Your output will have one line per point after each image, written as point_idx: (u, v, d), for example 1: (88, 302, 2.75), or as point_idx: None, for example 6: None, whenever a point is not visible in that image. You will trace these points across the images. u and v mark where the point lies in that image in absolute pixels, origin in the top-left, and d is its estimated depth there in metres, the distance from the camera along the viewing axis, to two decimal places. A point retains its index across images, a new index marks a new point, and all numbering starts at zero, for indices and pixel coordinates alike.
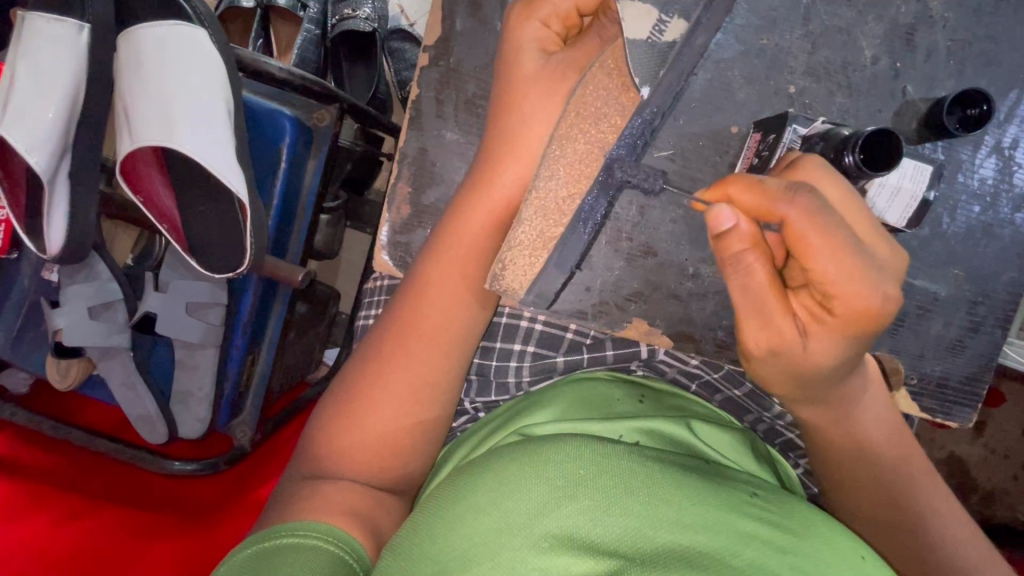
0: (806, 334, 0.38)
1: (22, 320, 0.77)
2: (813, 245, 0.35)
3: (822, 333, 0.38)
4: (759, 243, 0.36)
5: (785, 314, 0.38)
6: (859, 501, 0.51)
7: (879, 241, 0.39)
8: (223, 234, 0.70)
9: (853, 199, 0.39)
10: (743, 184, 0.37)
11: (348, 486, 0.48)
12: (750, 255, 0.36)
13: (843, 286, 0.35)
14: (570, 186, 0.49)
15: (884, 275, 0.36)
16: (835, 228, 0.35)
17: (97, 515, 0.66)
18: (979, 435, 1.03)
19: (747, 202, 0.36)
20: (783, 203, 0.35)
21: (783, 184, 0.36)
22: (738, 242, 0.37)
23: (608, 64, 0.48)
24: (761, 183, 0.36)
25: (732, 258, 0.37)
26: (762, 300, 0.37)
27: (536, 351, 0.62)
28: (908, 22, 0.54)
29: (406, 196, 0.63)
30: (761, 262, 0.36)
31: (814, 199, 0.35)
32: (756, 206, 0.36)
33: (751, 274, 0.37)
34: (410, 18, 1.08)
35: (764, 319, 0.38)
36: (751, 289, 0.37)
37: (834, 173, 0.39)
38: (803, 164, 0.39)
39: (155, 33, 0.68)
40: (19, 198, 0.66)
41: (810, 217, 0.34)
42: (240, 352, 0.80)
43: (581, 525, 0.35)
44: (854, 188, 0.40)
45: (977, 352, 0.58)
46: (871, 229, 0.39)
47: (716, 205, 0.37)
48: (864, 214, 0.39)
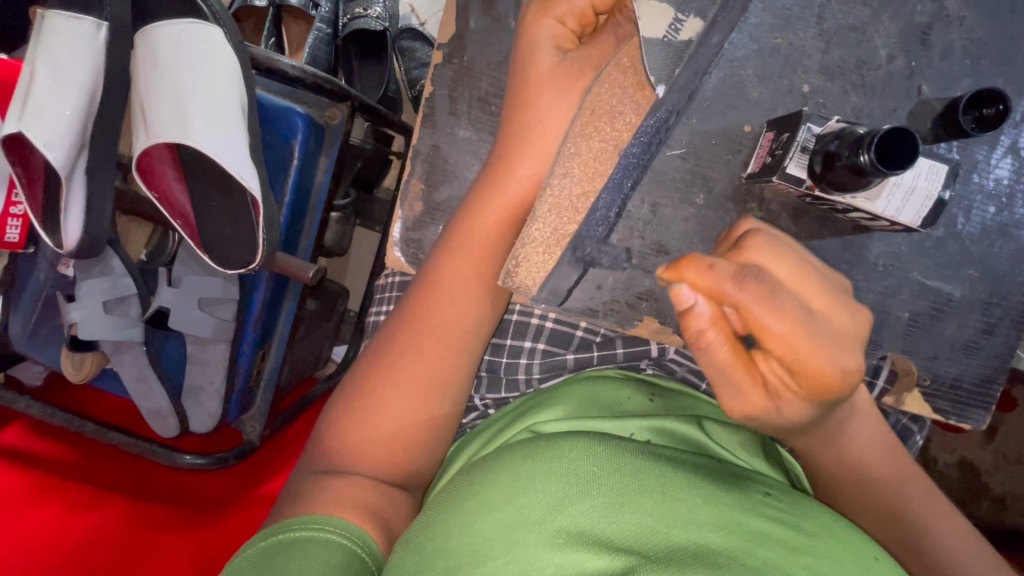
0: (779, 399, 0.37)
1: (38, 315, 0.78)
2: (773, 328, 0.33)
3: (792, 401, 0.36)
4: (720, 321, 0.35)
5: (753, 381, 0.36)
6: (869, 503, 0.50)
7: (835, 309, 0.36)
8: (235, 230, 0.70)
9: (805, 268, 0.36)
10: (697, 267, 0.33)
11: (361, 480, 0.49)
12: (710, 334, 0.35)
13: (807, 362, 0.34)
14: (586, 183, 0.50)
15: (846, 346, 0.35)
16: (790, 304, 0.34)
17: (113, 505, 0.67)
18: (990, 439, 1.02)
19: (700, 284, 0.33)
20: (741, 287, 0.33)
21: (734, 265, 0.33)
22: (698, 324, 0.35)
23: (623, 61, 0.49)
24: (710, 266, 0.33)
25: (696, 336, 0.36)
26: (727, 369, 0.36)
27: (547, 349, 0.62)
28: (924, 21, 0.54)
29: (418, 193, 0.63)
30: (723, 340, 0.35)
31: (766, 245, 0.36)
32: (715, 287, 0.33)
33: (712, 350, 0.36)
34: (421, 17, 1.08)
35: (732, 386, 0.37)
36: (716, 360, 0.36)
37: (779, 247, 0.36)
38: (749, 244, 0.36)
39: (171, 31, 0.69)
40: (36, 192, 0.67)
41: (762, 297, 0.33)
42: (252, 347, 0.79)
43: (595, 523, 0.35)
44: (802, 262, 0.36)
45: (991, 353, 0.58)
46: (834, 299, 0.36)
47: (674, 284, 0.34)
48: (823, 285, 0.36)
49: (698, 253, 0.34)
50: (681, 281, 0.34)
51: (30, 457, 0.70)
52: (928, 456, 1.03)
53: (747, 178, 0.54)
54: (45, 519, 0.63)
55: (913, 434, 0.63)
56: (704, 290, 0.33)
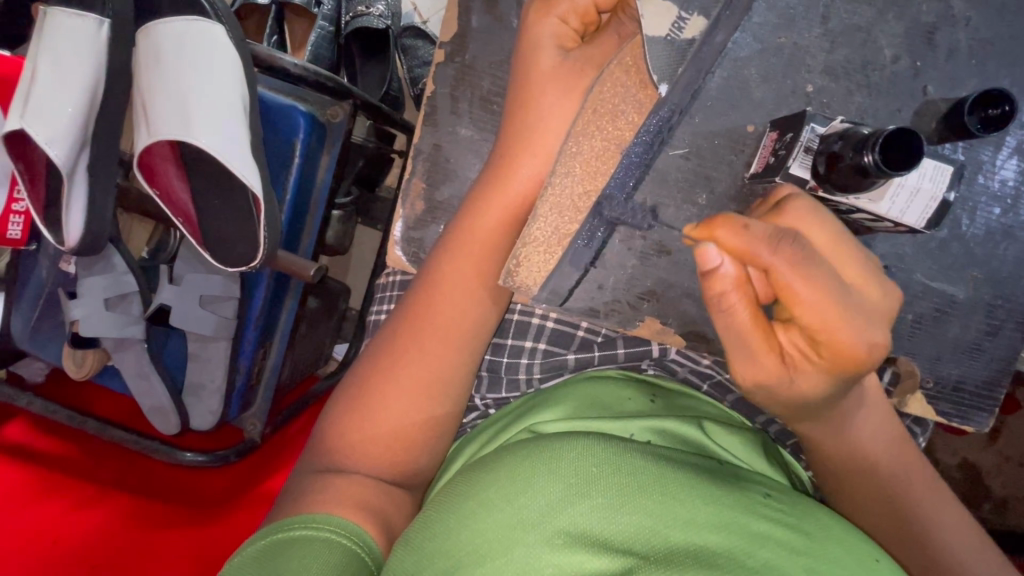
0: (796, 368, 0.38)
1: (39, 313, 0.78)
2: (801, 293, 0.34)
3: (810, 370, 0.37)
4: (744, 285, 0.35)
5: (771, 350, 0.37)
6: (869, 501, 0.50)
7: (865, 283, 0.38)
8: (236, 229, 0.70)
9: (838, 239, 0.38)
10: (729, 228, 0.34)
11: (359, 479, 0.49)
12: (732, 297, 0.35)
13: (833, 332, 0.35)
14: (586, 182, 0.50)
15: (873, 320, 0.36)
16: (821, 274, 0.34)
17: (115, 501, 0.67)
18: (993, 441, 1.02)
19: (731, 245, 0.34)
20: (775, 252, 0.34)
21: (770, 228, 0.34)
22: (720, 286, 0.35)
23: (626, 60, 0.48)
24: (745, 228, 0.34)
25: (716, 298, 0.36)
26: (744, 333, 0.37)
27: (547, 349, 0.62)
28: (929, 21, 0.53)
29: (420, 192, 0.63)
30: (745, 307, 0.36)
31: (803, 211, 0.38)
32: (748, 250, 0.34)
33: (732, 312, 0.36)
34: (424, 15, 1.08)
35: (748, 354, 0.37)
36: (734, 325, 0.37)
37: (818, 216, 0.38)
38: (788, 208, 0.38)
39: (173, 29, 0.69)
40: (38, 189, 0.67)
41: (794, 262, 0.34)
42: (252, 345, 0.80)
43: (593, 524, 0.35)
44: (835, 228, 0.38)
45: (995, 355, 0.57)
46: (861, 273, 0.38)
47: (703, 242, 0.35)
48: (853, 259, 0.38)
49: (732, 215, 0.35)
50: (711, 240, 0.35)
51: (31, 453, 0.70)
52: (931, 458, 1.02)
53: (750, 178, 0.53)
54: (47, 515, 0.63)
55: (916, 436, 0.63)
56: (732, 250, 0.34)
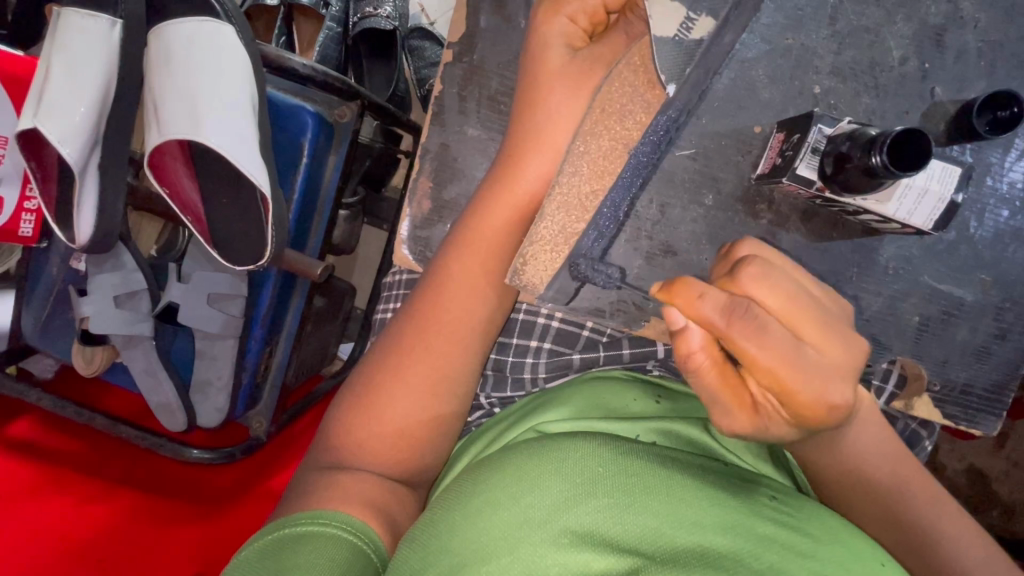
0: (767, 419, 0.35)
1: (49, 309, 0.78)
2: (762, 360, 0.32)
3: (780, 424, 0.35)
4: (711, 345, 0.34)
5: (741, 402, 0.35)
6: (866, 510, 0.49)
7: (828, 339, 0.34)
8: (245, 227, 0.71)
9: (797, 296, 0.34)
10: (689, 292, 0.32)
11: (365, 476, 0.49)
12: (698, 358, 0.34)
13: (794, 394, 0.33)
14: (594, 181, 0.50)
15: (834, 378, 0.34)
16: (779, 338, 0.33)
17: (122, 498, 0.67)
18: (1000, 447, 1.02)
19: (695, 313, 0.32)
20: (731, 321, 0.32)
21: (726, 297, 0.32)
22: (689, 347, 0.34)
23: (635, 60, 0.49)
24: (701, 295, 0.32)
25: (686, 357, 0.35)
26: (717, 390, 0.35)
27: (553, 348, 0.62)
28: (938, 23, 0.53)
29: (427, 190, 0.63)
30: (713, 366, 0.35)
31: (758, 275, 0.34)
32: (711, 318, 0.32)
33: (701, 372, 0.35)
34: (431, 16, 1.09)
35: (720, 407, 0.35)
36: (704, 384, 0.35)
37: (776, 275, 0.35)
38: (743, 272, 0.34)
39: (184, 29, 0.69)
40: (50, 187, 0.68)
41: (749, 332, 0.32)
42: (259, 343, 0.80)
43: (602, 524, 0.35)
44: (797, 290, 0.35)
45: (1003, 359, 0.57)
46: (826, 329, 0.35)
47: (666, 306, 0.33)
48: (816, 314, 0.35)
49: (693, 279, 0.32)
50: (672, 304, 0.33)
51: (39, 447, 0.70)
52: (937, 463, 1.02)
53: (757, 179, 0.53)
54: (54, 511, 0.63)
55: (923, 439, 0.63)
56: (699, 318, 0.32)
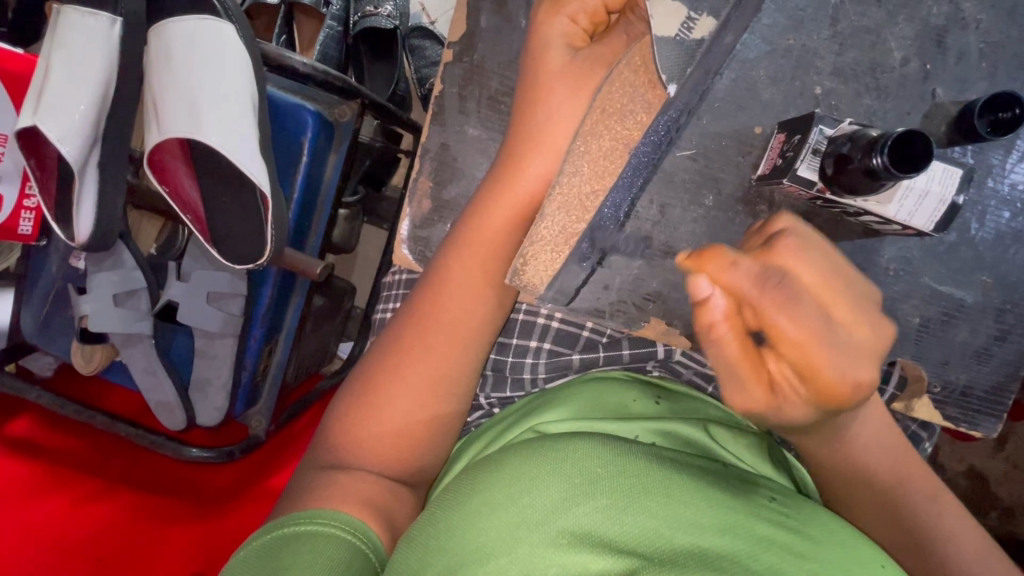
0: (783, 399, 0.33)
1: (50, 307, 0.79)
2: (789, 335, 0.30)
3: (796, 405, 0.33)
4: (736, 316, 0.32)
5: (759, 379, 0.33)
6: (862, 510, 0.49)
7: (859, 322, 0.32)
8: (245, 226, 0.71)
9: (834, 273, 0.32)
10: (722, 260, 0.31)
11: (363, 476, 0.49)
12: (721, 328, 0.32)
13: (819, 373, 0.31)
14: (594, 182, 0.49)
15: (865, 359, 0.32)
16: (812, 313, 0.31)
17: (121, 497, 0.67)
18: (1000, 448, 1.01)
19: (723, 280, 0.31)
20: (762, 294, 0.31)
21: (758, 267, 0.31)
22: (712, 316, 0.32)
23: (635, 60, 0.49)
24: (733, 263, 0.31)
25: (708, 329, 0.33)
26: (733, 360, 0.33)
27: (552, 348, 0.62)
28: (939, 24, 0.53)
29: (427, 190, 0.63)
30: (734, 338, 0.33)
31: (796, 248, 0.32)
32: (740, 288, 0.31)
33: (721, 343, 0.33)
34: (432, 15, 1.09)
35: (737, 382, 0.34)
36: (723, 355, 0.33)
37: (816, 248, 0.33)
38: (780, 245, 0.32)
39: (184, 27, 0.69)
40: (50, 185, 0.68)
41: (779, 304, 0.30)
42: (258, 342, 0.80)
43: (600, 524, 0.35)
44: (834, 266, 0.33)
45: (1003, 360, 0.57)
46: (860, 309, 0.33)
47: (694, 273, 0.32)
48: (854, 292, 0.33)
49: (725, 247, 0.32)
50: (701, 271, 0.32)
51: (38, 444, 0.70)
52: (938, 464, 1.02)
53: (757, 180, 0.53)
54: (54, 508, 0.63)
55: (923, 441, 0.63)
56: (728, 286, 0.31)
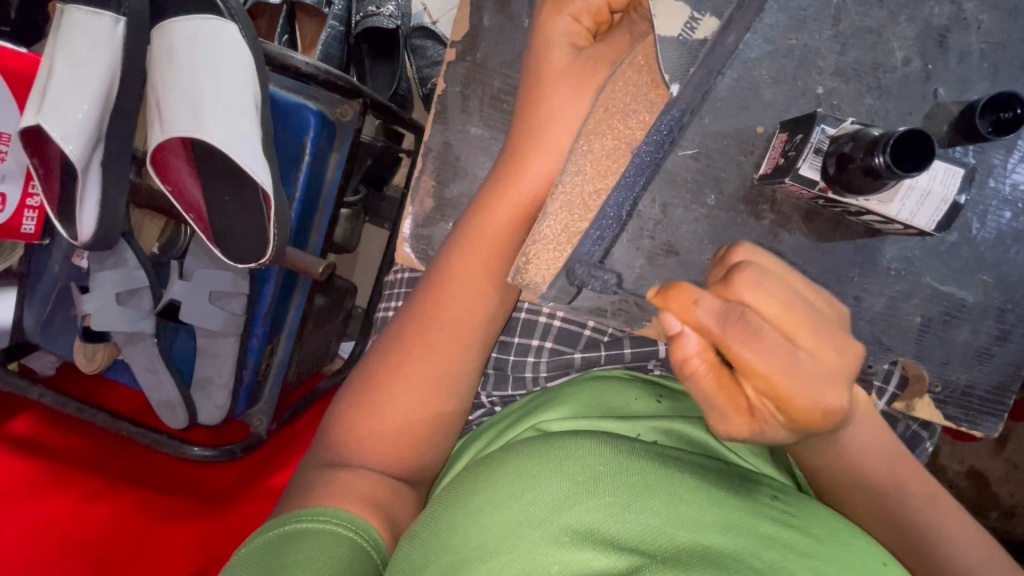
0: (764, 424, 0.33)
1: (52, 306, 0.79)
2: (759, 367, 0.31)
3: (775, 429, 0.33)
4: (706, 350, 0.32)
5: (739, 407, 0.32)
6: (866, 508, 0.49)
7: (826, 345, 0.33)
8: (248, 225, 0.71)
9: (794, 302, 0.33)
10: (685, 298, 0.31)
11: (366, 474, 0.49)
12: (696, 362, 0.32)
13: (792, 398, 0.31)
14: (597, 180, 0.50)
15: (834, 383, 0.33)
16: (778, 344, 0.31)
17: (123, 496, 0.67)
18: (1000, 449, 1.01)
19: (691, 317, 0.31)
20: (726, 328, 0.31)
21: (720, 302, 0.31)
22: (684, 351, 0.32)
23: (638, 60, 0.49)
24: (696, 301, 0.31)
25: (680, 364, 0.32)
26: (710, 393, 0.33)
27: (554, 347, 0.62)
28: (941, 23, 0.53)
29: (429, 189, 0.63)
30: (707, 370, 0.32)
31: (756, 279, 0.33)
32: (707, 325, 0.31)
33: (698, 376, 0.32)
34: (433, 15, 1.09)
35: (716, 412, 0.33)
36: (699, 388, 0.33)
37: (771, 281, 0.34)
38: (737, 278, 0.33)
39: (187, 26, 0.69)
40: (53, 183, 0.68)
41: (746, 339, 0.31)
42: (260, 341, 0.80)
43: (603, 522, 0.35)
44: (794, 294, 0.34)
45: (1004, 360, 0.57)
46: (824, 333, 0.34)
47: (661, 311, 0.32)
48: (812, 319, 0.34)
49: (688, 286, 0.32)
50: (667, 310, 0.32)
51: (40, 443, 0.70)
52: (938, 464, 1.02)
53: (759, 179, 0.53)
54: (56, 507, 0.63)
55: (924, 440, 0.63)
56: (695, 323, 0.31)
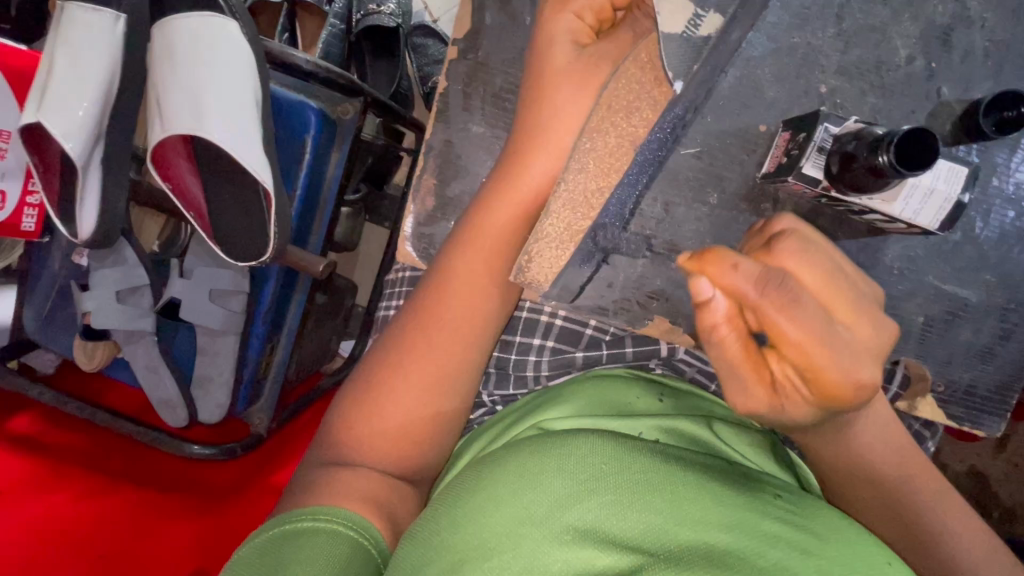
0: (785, 400, 0.33)
1: (52, 304, 0.79)
2: (791, 335, 0.30)
3: (797, 405, 0.33)
4: (736, 318, 0.32)
5: (761, 379, 0.33)
6: (868, 508, 0.49)
7: (859, 319, 0.33)
8: (249, 223, 0.71)
9: (833, 276, 0.33)
10: (722, 261, 0.31)
11: (367, 472, 0.49)
12: (723, 330, 0.32)
13: (822, 372, 0.31)
14: (600, 179, 0.49)
15: (866, 359, 0.32)
16: (815, 314, 0.30)
17: (123, 494, 0.67)
18: (1001, 449, 1.01)
19: (726, 283, 0.31)
20: (764, 294, 0.30)
21: (760, 268, 0.30)
22: (713, 317, 0.32)
23: (642, 57, 0.49)
24: (735, 265, 0.30)
25: (709, 329, 0.33)
26: (734, 360, 0.33)
27: (555, 346, 0.62)
28: (944, 22, 0.53)
29: (431, 188, 0.63)
30: (734, 339, 0.33)
31: (797, 250, 0.33)
32: (742, 290, 0.30)
33: (723, 344, 0.33)
34: (434, 14, 1.09)
35: (739, 383, 0.34)
36: (725, 355, 0.33)
37: (813, 252, 0.33)
38: (778, 246, 0.33)
39: (188, 23, 0.69)
40: (53, 182, 0.68)
41: (782, 306, 0.30)
42: (261, 340, 0.80)
43: (604, 521, 0.35)
44: (834, 266, 0.33)
45: (1007, 359, 0.57)
46: (857, 309, 0.33)
47: (694, 275, 0.32)
48: (851, 295, 0.33)
49: (726, 249, 0.31)
50: (702, 274, 0.31)
51: (40, 441, 0.70)
52: (939, 464, 1.02)
53: (762, 178, 0.53)
54: (56, 505, 0.63)
55: (926, 440, 0.63)
56: (730, 288, 0.31)
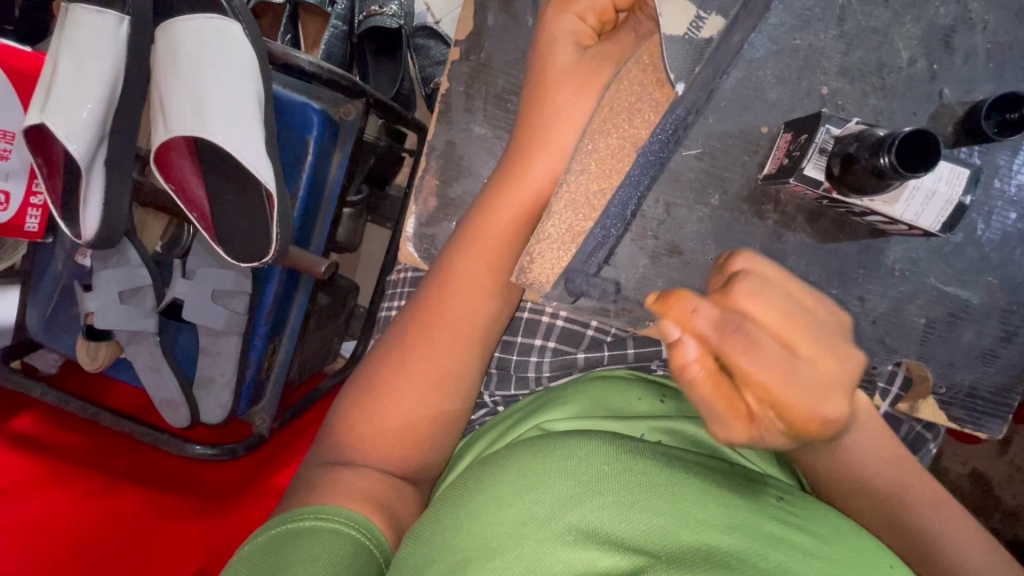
0: (767, 437, 0.30)
1: (55, 303, 0.79)
2: (757, 377, 0.28)
3: (777, 440, 0.30)
4: (705, 359, 0.29)
5: (739, 417, 0.30)
6: (868, 509, 0.49)
7: (830, 354, 0.31)
8: (251, 224, 0.71)
9: (795, 310, 0.31)
10: (682, 305, 0.29)
11: (370, 472, 0.49)
12: (694, 371, 0.29)
13: (793, 409, 0.29)
14: (603, 179, 0.50)
15: (836, 394, 0.30)
16: (780, 354, 0.29)
17: (126, 494, 0.67)
18: (1003, 451, 1.01)
19: (689, 326, 0.29)
20: (723, 336, 0.28)
21: (718, 310, 0.29)
22: (683, 358, 0.30)
23: (644, 59, 0.49)
24: (693, 309, 0.29)
25: (680, 370, 0.30)
26: (710, 400, 0.30)
27: (557, 347, 0.62)
28: (946, 24, 0.53)
29: (433, 188, 0.63)
30: (706, 379, 0.30)
31: (754, 289, 0.31)
32: (703, 332, 0.29)
33: (695, 387, 0.30)
34: (436, 15, 1.09)
35: (715, 424, 0.30)
36: (697, 398, 0.30)
37: (772, 290, 0.31)
38: (737, 286, 0.31)
39: (191, 25, 0.69)
40: (56, 185, 0.68)
41: (744, 348, 0.28)
42: (263, 340, 0.80)
43: (606, 522, 0.35)
44: (794, 302, 0.31)
45: (1010, 361, 0.57)
46: (828, 341, 0.31)
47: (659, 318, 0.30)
48: (818, 327, 0.31)
49: (685, 292, 0.29)
50: (664, 317, 0.29)
51: (43, 441, 0.70)
52: (941, 466, 1.02)
53: (763, 179, 0.53)
54: (59, 504, 0.63)
55: (927, 442, 0.63)
56: (692, 331, 0.29)
